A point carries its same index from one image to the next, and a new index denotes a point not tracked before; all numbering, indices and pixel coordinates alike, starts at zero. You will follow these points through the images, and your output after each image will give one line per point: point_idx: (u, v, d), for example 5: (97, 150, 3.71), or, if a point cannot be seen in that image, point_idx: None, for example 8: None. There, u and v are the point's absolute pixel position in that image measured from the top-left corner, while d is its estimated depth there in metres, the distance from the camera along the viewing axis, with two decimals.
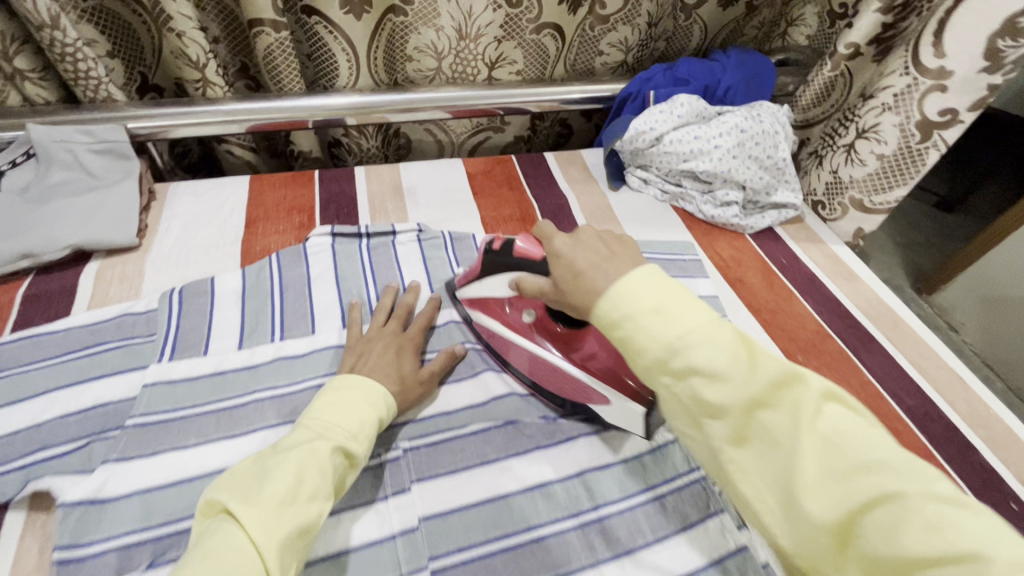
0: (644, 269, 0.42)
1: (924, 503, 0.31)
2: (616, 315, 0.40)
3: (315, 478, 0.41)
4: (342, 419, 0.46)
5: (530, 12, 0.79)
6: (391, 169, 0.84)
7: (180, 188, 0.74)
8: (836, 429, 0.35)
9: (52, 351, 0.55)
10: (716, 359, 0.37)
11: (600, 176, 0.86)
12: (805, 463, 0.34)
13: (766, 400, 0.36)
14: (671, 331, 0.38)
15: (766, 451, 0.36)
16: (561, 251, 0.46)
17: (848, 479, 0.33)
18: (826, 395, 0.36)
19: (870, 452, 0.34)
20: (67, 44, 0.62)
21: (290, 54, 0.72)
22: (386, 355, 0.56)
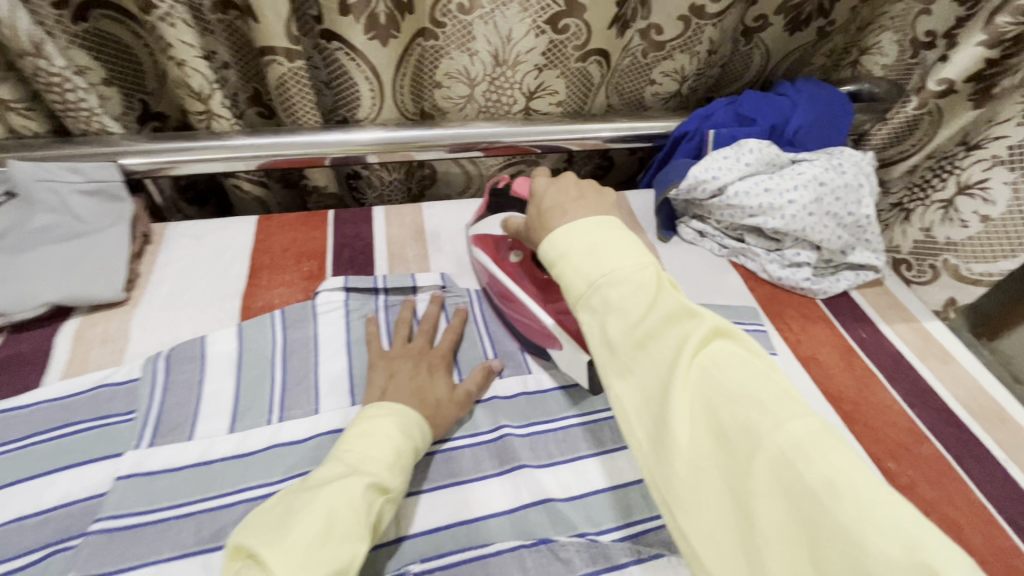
0: (601, 218, 0.42)
1: (778, 436, 0.31)
2: (553, 254, 0.42)
3: (347, 518, 0.39)
4: (379, 447, 0.44)
5: (577, 39, 0.68)
6: (413, 209, 0.75)
7: (179, 229, 0.67)
8: (716, 364, 0.35)
9: (16, 432, 0.48)
10: (624, 294, 0.38)
11: (650, 225, 0.76)
12: (678, 393, 0.35)
13: (656, 332, 0.37)
14: (595, 270, 0.40)
15: (646, 381, 0.37)
16: (539, 189, 0.50)
17: (715, 411, 0.34)
18: (713, 332, 0.37)
19: (744, 385, 0.34)
20: (54, 73, 0.54)
21: (305, 85, 0.64)
22: (418, 380, 0.53)
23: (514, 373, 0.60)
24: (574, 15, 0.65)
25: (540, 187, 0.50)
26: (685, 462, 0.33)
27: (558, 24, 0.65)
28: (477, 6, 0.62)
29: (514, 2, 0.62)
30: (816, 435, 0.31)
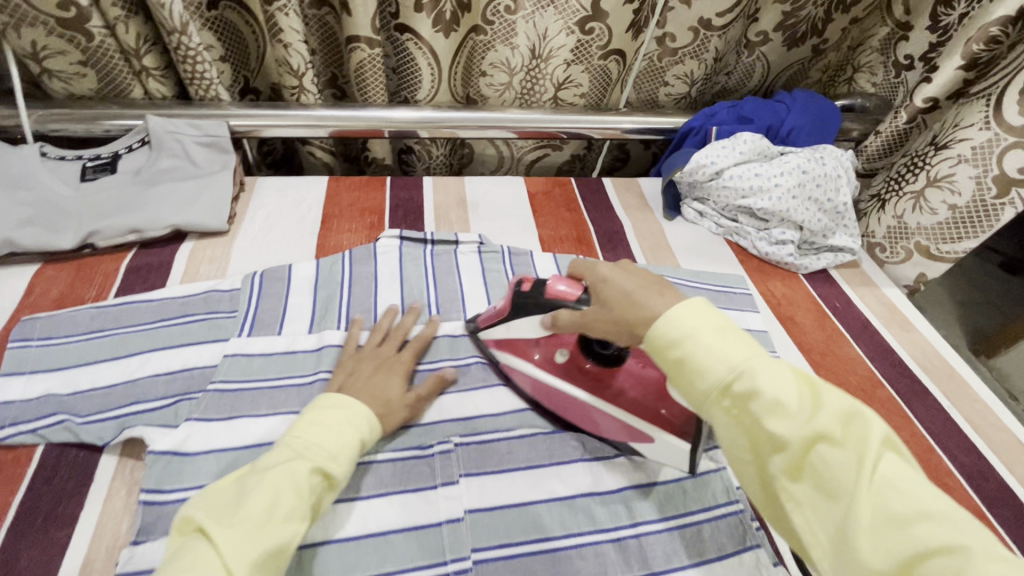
0: (695, 300, 0.42)
1: (985, 559, 0.30)
2: (674, 335, 0.40)
3: (291, 500, 0.41)
4: (324, 439, 0.46)
5: (600, 40, 0.81)
6: (456, 181, 0.87)
7: (266, 183, 0.80)
8: (897, 477, 0.34)
9: (148, 317, 0.61)
10: (781, 391, 0.37)
11: (657, 206, 0.88)
12: (864, 503, 0.33)
13: (831, 435, 0.35)
14: (738, 358, 0.39)
15: (823, 485, 0.35)
16: (609, 277, 0.47)
17: (904, 526, 0.32)
18: (885, 440, 0.35)
19: (927, 502, 0.33)
20: (190, 48, 0.69)
21: (379, 69, 0.78)
22: (375, 375, 0.55)
23: None
24: (600, 20, 0.78)
25: (609, 272, 0.48)
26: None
27: (586, 26, 0.79)
28: (521, 8, 0.75)
29: (551, 6, 0.76)
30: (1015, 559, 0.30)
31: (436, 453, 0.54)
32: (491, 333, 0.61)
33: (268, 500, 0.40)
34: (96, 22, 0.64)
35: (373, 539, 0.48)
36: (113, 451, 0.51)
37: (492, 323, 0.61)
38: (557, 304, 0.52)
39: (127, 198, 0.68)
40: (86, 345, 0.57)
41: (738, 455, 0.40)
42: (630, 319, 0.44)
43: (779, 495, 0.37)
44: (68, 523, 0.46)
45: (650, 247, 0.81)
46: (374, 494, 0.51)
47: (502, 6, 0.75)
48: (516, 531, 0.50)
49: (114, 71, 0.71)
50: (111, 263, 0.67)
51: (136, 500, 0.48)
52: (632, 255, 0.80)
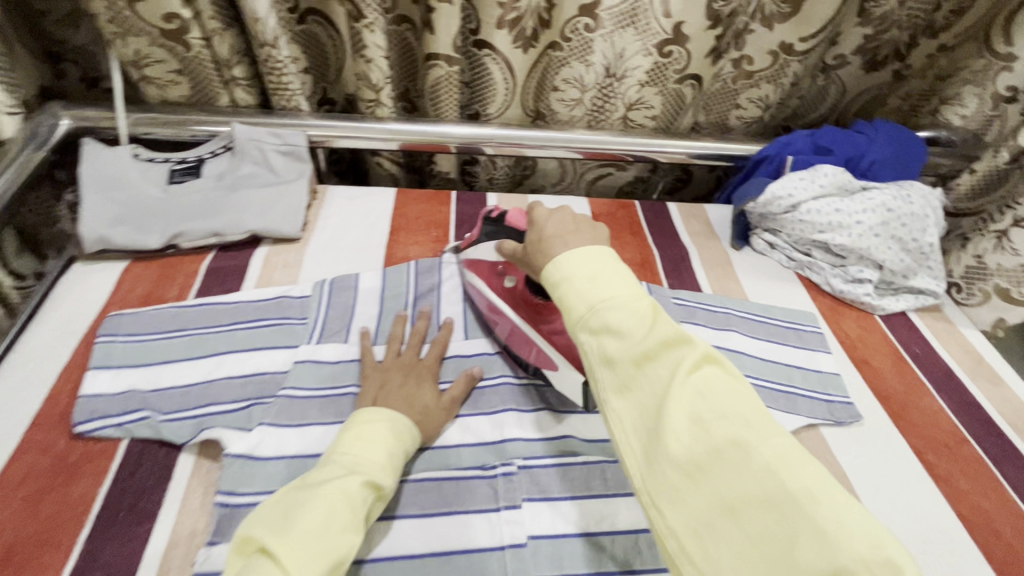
0: (600, 248, 0.45)
1: (762, 450, 0.34)
2: (556, 278, 0.44)
3: (347, 515, 0.41)
4: (371, 452, 0.47)
5: (678, 63, 0.80)
6: (520, 198, 0.87)
7: (337, 191, 0.82)
8: (709, 387, 0.37)
9: (224, 318, 0.63)
10: (624, 319, 0.40)
11: (724, 233, 0.86)
12: (673, 408, 0.36)
13: (655, 353, 0.39)
14: (593, 292, 0.42)
15: (642, 397, 0.38)
16: (539, 218, 0.51)
17: (705, 426, 0.36)
18: (706, 357, 0.39)
19: (732, 407, 0.36)
20: (279, 60, 0.72)
21: (454, 86, 0.79)
22: (407, 387, 0.56)
23: None
24: (679, 44, 0.77)
25: (540, 215, 0.52)
26: (681, 471, 0.35)
27: (664, 49, 0.78)
28: (601, 26, 0.75)
29: (631, 27, 0.75)
30: (795, 452, 0.34)
31: (499, 475, 0.54)
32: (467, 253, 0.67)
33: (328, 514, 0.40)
34: (194, 34, 0.67)
35: (436, 558, 0.48)
36: (191, 451, 0.52)
37: (471, 244, 0.66)
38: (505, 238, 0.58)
39: (212, 202, 0.71)
40: (167, 344, 0.60)
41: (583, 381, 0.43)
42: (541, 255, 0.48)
43: (606, 411, 0.40)
44: (148, 520, 0.47)
45: (716, 276, 0.79)
46: (438, 512, 0.51)
47: (582, 24, 0.74)
48: (579, 563, 0.49)
49: (206, 80, 0.74)
50: (193, 264, 0.69)
51: (212, 500, 0.49)
52: (697, 285, 0.78)
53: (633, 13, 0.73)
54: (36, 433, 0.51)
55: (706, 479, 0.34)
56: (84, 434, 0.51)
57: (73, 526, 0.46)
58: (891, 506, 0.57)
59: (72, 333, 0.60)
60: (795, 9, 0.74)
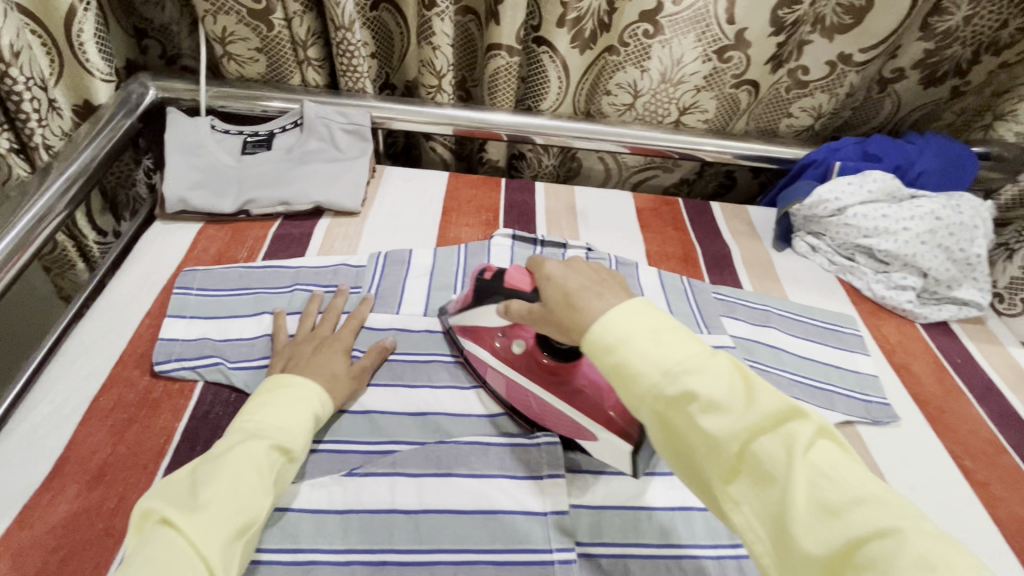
0: (638, 299, 0.43)
1: (913, 538, 0.32)
2: (610, 340, 0.41)
3: (253, 479, 0.42)
4: (276, 418, 0.47)
5: (737, 69, 0.82)
6: (567, 189, 0.89)
7: (394, 171, 0.86)
8: (831, 465, 0.36)
9: (288, 281, 0.67)
10: (719, 392, 0.38)
11: (766, 235, 0.87)
12: (801, 497, 0.34)
13: (765, 429, 0.37)
14: (674, 360, 0.39)
15: (761, 484, 0.36)
16: (553, 275, 0.48)
17: (843, 514, 0.34)
18: (819, 430, 0.37)
19: (862, 487, 0.35)
20: (351, 44, 0.76)
21: (512, 77, 0.82)
22: (317, 356, 0.55)
23: None
24: (740, 49, 0.79)
25: (553, 270, 0.48)
26: (824, 571, 0.33)
27: (724, 55, 0.80)
28: (660, 33, 0.77)
29: (692, 33, 0.77)
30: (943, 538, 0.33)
31: (543, 443, 0.55)
32: (457, 318, 0.60)
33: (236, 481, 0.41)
34: (278, 15, 0.72)
35: (481, 516, 0.50)
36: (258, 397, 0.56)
37: (459, 310, 0.59)
38: (512, 297, 0.52)
39: (280, 173, 0.75)
40: (238, 300, 0.64)
41: (676, 463, 0.40)
42: (571, 315, 0.44)
43: (718, 499, 0.38)
44: None
45: (757, 274, 0.81)
46: (484, 474, 0.52)
47: (641, 30, 0.77)
48: (617, 532, 0.51)
49: (281, 59, 0.78)
50: (260, 230, 0.74)
51: None
52: (738, 282, 0.79)
53: (695, 19, 0.76)
54: (122, 370, 0.56)
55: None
56: (164, 373, 0.56)
57: (156, 454, 0.50)
58: (924, 506, 0.58)
59: (153, 285, 0.65)
60: (857, 20, 0.75)
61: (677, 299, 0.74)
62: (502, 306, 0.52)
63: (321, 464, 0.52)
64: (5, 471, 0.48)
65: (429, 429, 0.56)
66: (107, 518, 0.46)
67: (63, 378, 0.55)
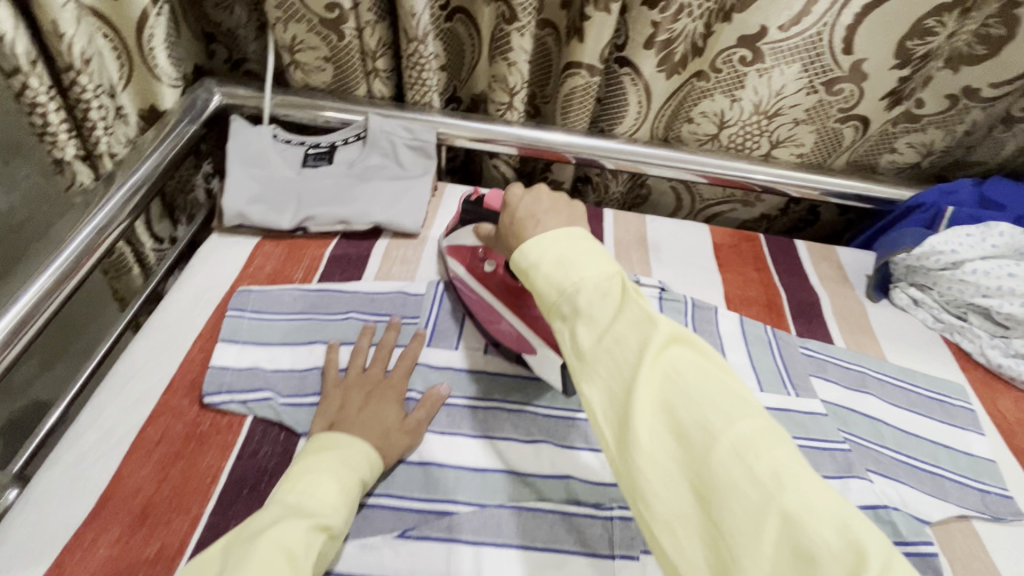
0: (568, 229, 0.43)
1: (731, 435, 0.33)
2: (525, 264, 0.42)
3: (289, 566, 0.37)
4: (317, 489, 0.43)
5: (846, 102, 0.74)
6: (638, 218, 0.83)
7: (455, 189, 0.81)
8: (677, 368, 0.36)
9: (343, 307, 0.63)
10: (591, 300, 0.38)
11: (859, 282, 0.78)
12: (642, 395, 0.35)
13: (622, 335, 0.37)
14: (565, 275, 0.40)
15: (608, 382, 0.36)
16: (509, 199, 0.49)
17: (676, 412, 0.34)
18: (676, 336, 0.37)
19: (703, 389, 0.35)
20: (422, 56, 0.72)
21: (589, 97, 0.76)
22: (366, 406, 0.52)
23: None
24: (853, 81, 0.71)
25: (512, 195, 0.49)
26: (651, 460, 0.33)
27: (833, 87, 0.72)
28: (759, 60, 0.71)
29: (798, 63, 0.70)
30: (765, 436, 0.33)
31: (615, 517, 0.49)
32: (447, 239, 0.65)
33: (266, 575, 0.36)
34: (350, 24, 0.68)
35: None
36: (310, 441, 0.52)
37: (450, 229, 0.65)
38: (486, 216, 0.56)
39: (341, 189, 0.72)
40: (292, 325, 0.61)
41: None
42: (517, 238, 0.46)
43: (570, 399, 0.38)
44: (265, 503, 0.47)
45: (850, 327, 0.72)
46: (548, 548, 0.47)
47: (737, 56, 0.71)
48: None
49: (349, 69, 0.75)
50: (317, 248, 0.71)
51: None
52: (829, 336, 0.71)
53: (803, 48, 0.69)
54: (172, 397, 0.53)
55: (677, 468, 0.33)
56: (213, 405, 0.52)
57: (201, 497, 0.47)
58: None
59: (206, 303, 0.62)
60: (992, 52, 0.66)
61: (760, 351, 0.66)
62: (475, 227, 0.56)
63: (370, 519, 0.48)
64: (49, 504, 0.45)
65: (488, 487, 0.51)
66: (146, 568, 0.43)
67: (111, 403, 0.52)
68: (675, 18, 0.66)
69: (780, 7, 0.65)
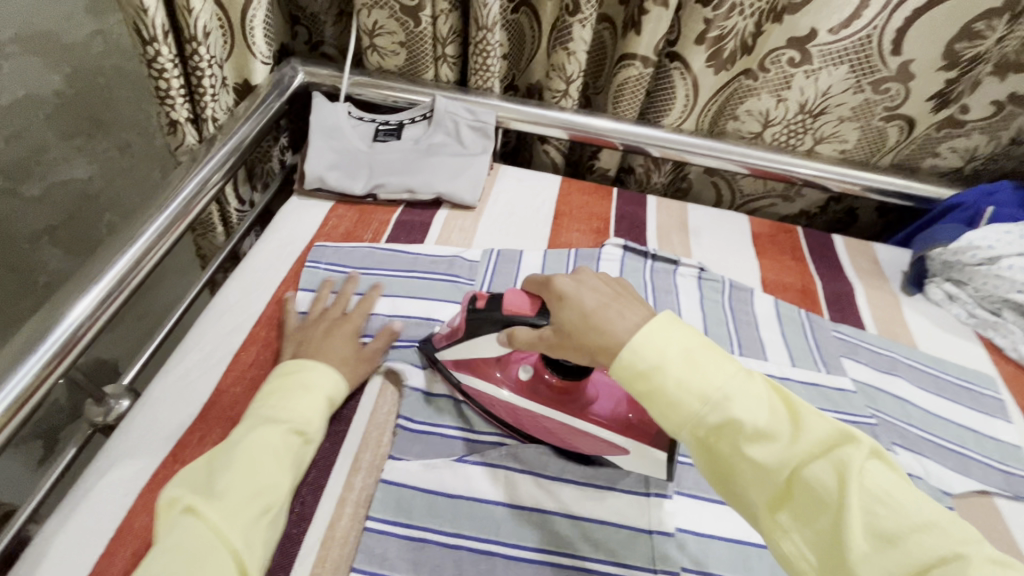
0: (674, 319, 0.42)
1: (971, 562, 0.32)
2: (646, 367, 0.40)
3: (269, 464, 0.45)
4: (292, 406, 0.49)
5: (892, 100, 0.77)
6: (680, 205, 0.87)
7: (509, 170, 0.87)
8: (883, 489, 0.35)
9: (407, 265, 0.69)
10: (766, 420, 0.38)
11: (894, 276, 0.81)
12: (858, 527, 0.34)
13: (816, 459, 0.36)
14: (721, 391, 0.39)
15: (814, 514, 0.36)
16: (565, 292, 0.46)
17: (900, 542, 0.33)
18: (870, 452, 0.37)
19: (913, 512, 0.35)
20: (488, 44, 0.78)
21: (640, 88, 0.80)
22: (325, 338, 0.57)
23: (753, 355, 0.67)
24: (900, 81, 0.74)
25: (564, 286, 0.46)
26: None
27: (880, 86, 0.76)
28: (807, 62, 0.75)
29: (845, 64, 0.74)
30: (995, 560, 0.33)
31: None
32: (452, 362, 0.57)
33: (249, 469, 0.44)
34: (426, 12, 0.75)
35: (588, 525, 0.49)
36: (379, 375, 0.59)
37: (450, 346, 0.56)
38: (513, 322, 0.50)
39: (409, 162, 0.79)
40: (363, 277, 0.67)
41: (724, 489, 0.40)
42: (598, 333, 0.43)
43: (769, 528, 0.38)
44: (342, 423, 0.55)
45: (882, 316, 0.75)
46: (590, 482, 0.52)
47: (786, 57, 0.75)
48: (725, 566, 0.49)
49: (420, 54, 0.82)
50: (384, 214, 0.78)
51: (395, 422, 0.55)
52: (862, 323, 0.74)
53: (852, 50, 0.72)
54: (261, 329, 0.61)
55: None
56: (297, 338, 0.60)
57: None
58: None
59: (288, 255, 0.70)
60: None
61: (792, 332, 0.70)
62: (504, 333, 0.50)
63: (430, 445, 0.54)
64: (163, 407, 0.53)
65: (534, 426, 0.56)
66: None
67: (209, 332, 0.60)
68: (726, 16, 0.70)
69: (831, 10, 0.69)
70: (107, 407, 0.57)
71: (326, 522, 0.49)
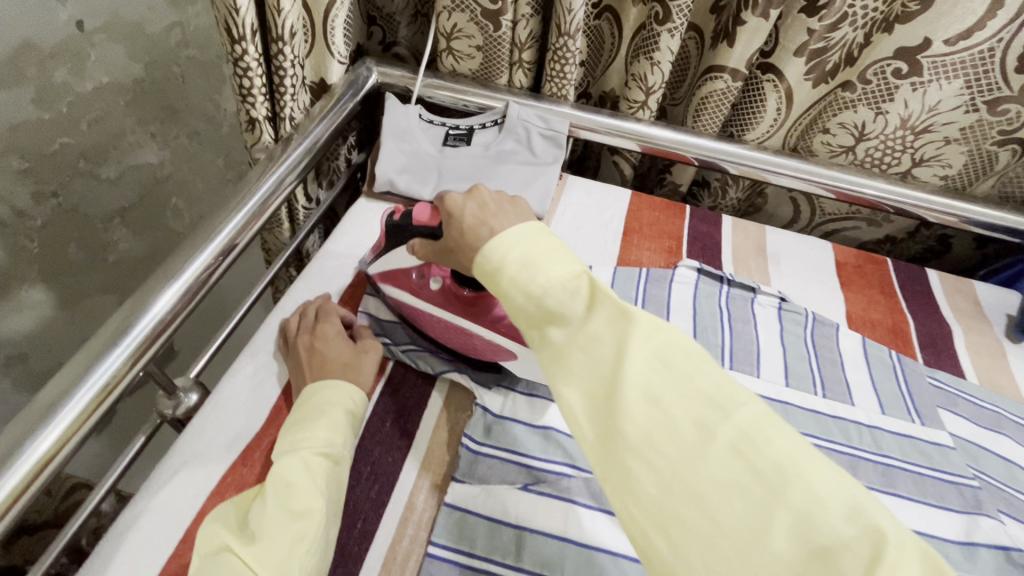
0: (529, 222, 0.42)
1: (732, 430, 0.32)
2: (491, 265, 0.40)
3: (300, 488, 0.42)
4: (308, 429, 0.47)
5: (1009, 123, 0.70)
6: (757, 228, 0.82)
7: (576, 181, 0.84)
8: (661, 360, 0.34)
9: None
10: (567, 302, 0.37)
11: (997, 320, 0.74)
12: (628, 395, 0.33)
13: (601, 335, 0.35)
14: (534, 280, 0.38)
15: (591, 383, 0.35)
16: (453, 206, 0.46)
17: (667, 408, 0.33)
18: (657, 328, 0.36)
19: (692, 383, 0.34)
20: (568, 51, 0.75)
21: (724, 101, 0.76)
22: (312, 354, 0.54)
23: (838, 399, 0.62)
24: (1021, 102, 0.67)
25: (453, 199, 0.47)
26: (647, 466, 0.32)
27: (997, 107, 0.69)
28: (915, 75, 0.68)
29: (959, 78, 0.68)
30: (760, 424, 0.32)
31: None
32: (376, 266, 0.62)
33: (282, 498, 0.42)
34: (508, 16, 0.73)
35: None
36: (440, 389, 0.59)
37: (378, 257, 0.61)
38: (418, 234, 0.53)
39: (480, 169, 0.76)
40: None
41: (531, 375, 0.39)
42: (472, 247, 0.43)
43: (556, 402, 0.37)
44: (407, 437, 0.55)
45: (983, 363, 0.69)
46: None
47: (891, 68, 0.69)
48: None
49: (496, 58, 0.80)
50: None
51: (460, 442, 0.54)
52: (960, 369, 0.68)
53: (969, 63, 0.66)
54: None
55: (670, 467, 0.32)
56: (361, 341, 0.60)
57: None
58: None
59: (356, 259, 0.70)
60: None
61: (883, 374, 0.64)
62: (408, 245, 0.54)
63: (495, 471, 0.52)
64: (233, 407, 0.53)
65: None
66: None
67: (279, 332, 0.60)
68: (833, 27, 0.66)
69: (950, 20, 0.63)
70: (177, 401, 0.58)
71: (388, 540, 0.48)
